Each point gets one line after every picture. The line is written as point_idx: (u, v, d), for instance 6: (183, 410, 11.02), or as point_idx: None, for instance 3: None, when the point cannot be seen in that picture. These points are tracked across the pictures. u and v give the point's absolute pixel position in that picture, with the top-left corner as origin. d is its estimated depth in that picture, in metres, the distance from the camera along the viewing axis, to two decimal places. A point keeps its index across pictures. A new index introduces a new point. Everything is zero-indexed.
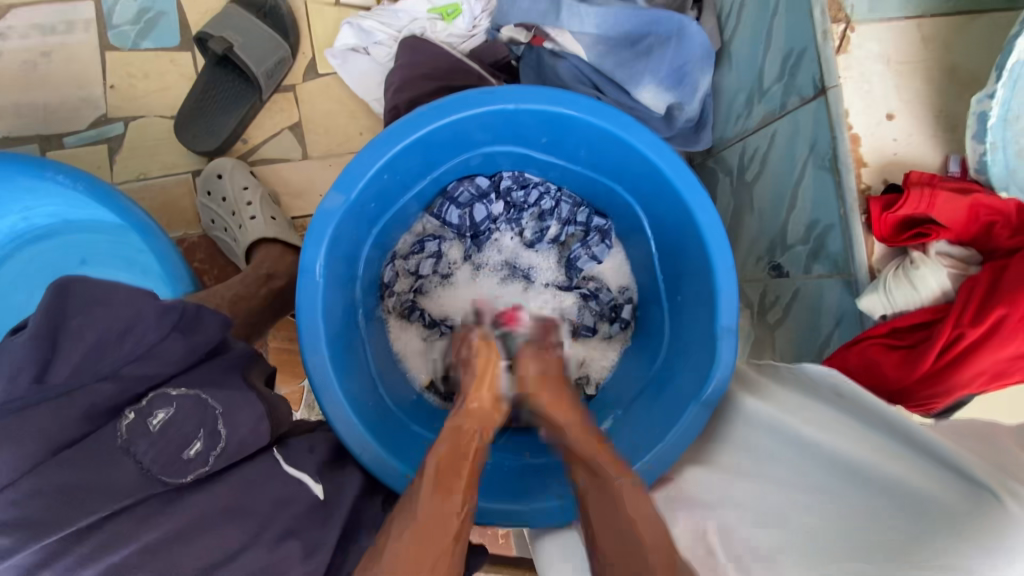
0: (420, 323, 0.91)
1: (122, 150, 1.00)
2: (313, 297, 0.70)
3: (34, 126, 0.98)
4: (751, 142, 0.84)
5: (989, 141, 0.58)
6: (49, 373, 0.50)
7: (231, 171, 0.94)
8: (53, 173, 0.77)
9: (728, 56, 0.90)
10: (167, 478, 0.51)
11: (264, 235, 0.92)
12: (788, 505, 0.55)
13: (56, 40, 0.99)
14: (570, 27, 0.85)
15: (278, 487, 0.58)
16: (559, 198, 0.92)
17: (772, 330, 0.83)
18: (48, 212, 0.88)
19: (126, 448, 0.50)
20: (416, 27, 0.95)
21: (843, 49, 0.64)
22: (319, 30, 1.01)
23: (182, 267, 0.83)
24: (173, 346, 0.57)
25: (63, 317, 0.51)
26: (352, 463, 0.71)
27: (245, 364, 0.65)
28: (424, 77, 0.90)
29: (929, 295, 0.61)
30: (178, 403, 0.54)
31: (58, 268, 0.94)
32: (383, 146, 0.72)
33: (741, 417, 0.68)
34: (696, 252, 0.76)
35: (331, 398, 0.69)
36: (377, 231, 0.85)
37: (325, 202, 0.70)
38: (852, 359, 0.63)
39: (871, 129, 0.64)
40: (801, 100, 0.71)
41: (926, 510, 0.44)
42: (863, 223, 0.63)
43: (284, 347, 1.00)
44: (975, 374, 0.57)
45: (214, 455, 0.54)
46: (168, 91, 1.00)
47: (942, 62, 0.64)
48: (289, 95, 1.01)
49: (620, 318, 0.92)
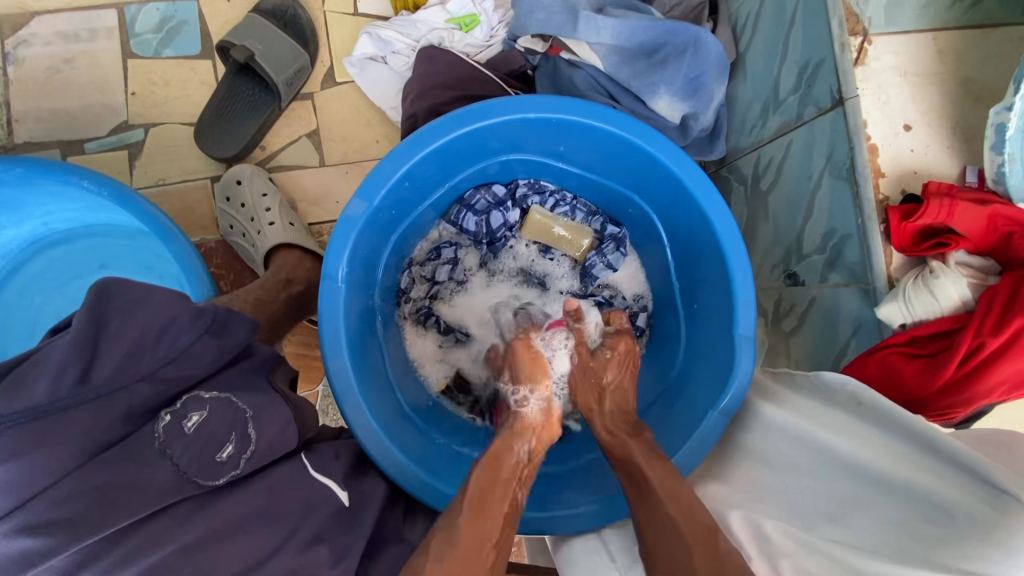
0: (435, 330, 0.91)
1: (143, 156, 1.01)
2: (334, 301, 0.71)
3: (56, 132, 1.00)
4: (766, 152, 0.85)
5: (1007, 152, 0.58)
6: (91, 374, 0.50)
7: (250, 178, 0.95)
8: (78, 177, 0.78)
9: (742, 67, 0.91)
10: (202, 480, 0.52)
11: (282, 241, 0.93)
12: (806, 511, 0.56)
13: (79, 48, 1.00)
14: (588, 38, 0.85)
15: (304, 490, 0.57)
16: (574, 205, 0.93)
17: (787, 339, 0.83)
18: (70, 217, 0.89)
19: (163, 449, 0.51)
20: (433, 37, 0.96)
21: (860, 62, 0.65)
22: (337, 39, 1.03)
23: (203, 271, 0.83)
24: (206, 349, 0.58)
25: (103, 320, 0.52)
26: (373, 468, 0.70)
27: (270, 368, 0.66)
28: (443, 86, 0.91)
29: (949, 305, 0.61)
30: (210, 406, 0.55)
31: (77, 272, 0.95)
32: (405, 154, 0.73)
33: (758, 423, 0.68)
34: (712, 259, 0.76)
35: (352, 403, 0.69)
36: (396, 238, 0.86)
37: (347, 209, 0.71)
38: (870, 368, 0.63)
39: (889, 140, 0.64)
40: (818, 110, 0.72)
41: (950, 518, 0.45)
42: (882, 232, 0.64)
43: (300, 352, 1.00)
44: (996, 383, 0.58)
45: (245, 457, 0.55)
46: (189, 99, 1.02)
47: (959, 74, 0.65)
48: (307, 103, 1.02)
49: (635, 325, 0.93)
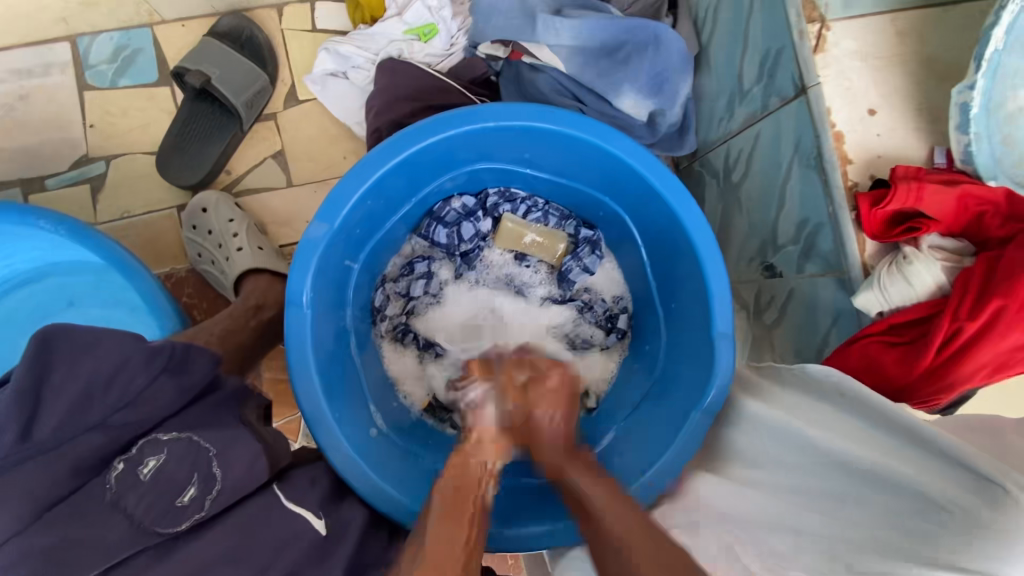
0: (414, 346, 0.89)
1: (106, 189, 0.99)
2: (303, 326, 0.69)
3: (16, 171, 0.98)
4: (735, 144, 0.84)
5: (973, 132, 0.57)
6: (33, 429, 0.49)
7: (216, 205, 0.94)
8: (36, 218, 0.77)
9: (706, 60, 0.90)
10: (162, 528, 0.50)
11: (252, 266, 0.91)
12: (795, 510, 0.55)
13: (33, 83, 0.98)
14: (547, 40, 0.84)
15: (277, 526, 0.56)
16: (546, 210, 0.92)
17: (770, 331, 0.82)
18: (32, 257, 0.88)
19: (116, 501, 0.49)
20: (393, 49, 0.95)
21: (820, 48, 0.64)
22: (297, 57, 1.01)
23: (169, 304, 0.82)
24: (162, 389, 0.56)
25: (46, 370, 0.50)
26: (351, 494, 0.69)
27: (239, 400, 0.65)
28: (405, 97, 0.89)
29: (925, 290, 0.60)
30: (168, 448, 0.53)
31: (43, 312, 0.92)
32: (368, 169, 0.71)
33: (744, 420, 0.67)
34: (688, 260, 0.75)
35: (327, 430, 0.67)
36: (366, 256, 0.84)
37: (309, 231, 0.70)
38: (853, 359, 0.62)
39: (854, 125, 0.63)
40: (782, 100, 0.71)
41: (939, 511, 0.43)
42: (853, 220, 0.63)
43: (279, 378, 0.98)
44: (978, 366, 0.56)
45: (209, 498, 0.53)
46: (148, 128, 1.00)
47: (919, 54, 0.64)
48: (271, 124, 1.01)
49: (617, 328, 0.91)
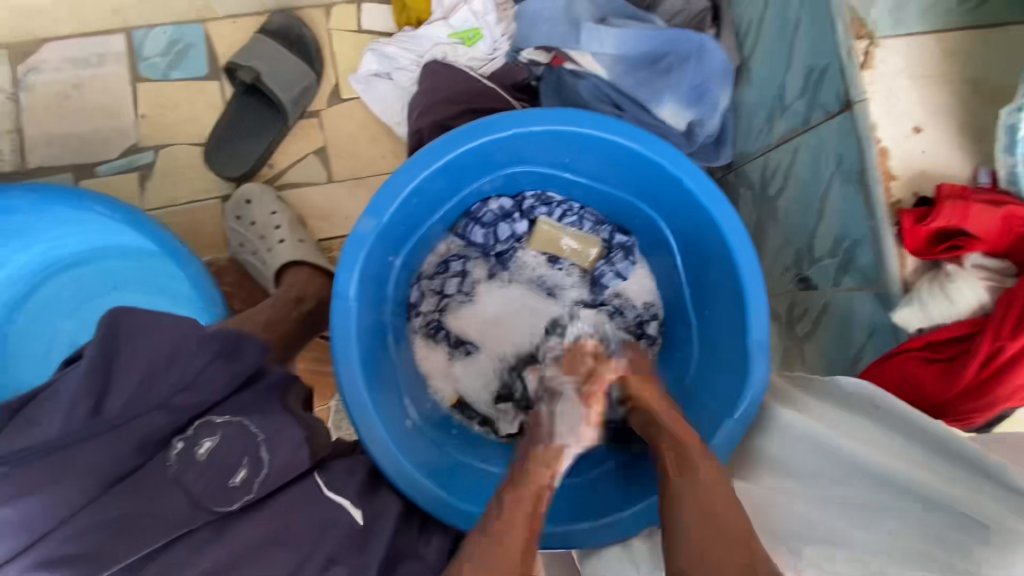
0: (445, 343, 0.91)
1: (153, 178, 1.02)
2: (346, 317, 0.71)
3: (68, 157, 1.01)
4: (774, 157, 0.85)
5: (1020, 153, 0.58)
6: (102, 406, 0.52)
7: (260, 197, 0.96)
8: (88, 203, 0.79)
9: (747, 72, 0.91)
10: (215, 505, 0.53)
11: (292, 258, 0.93)
12: (819, 516, 0.55)
13: (88, 73, 1.02)
14: (591, 48, 0.86)
15: (320, 511, 0.57)
16: (582, 215, 0.93)
17: (801, 343, 0.82)
18: (82, 240, 0.91)
19: (176, 478, 0.53)
20: (437, 52, 0.97)
21: (867, 65, 0.65)
22: (342, 56, 1.04)
23: (214, 290, 0.85)
24: (216, 374, 0.59)
25: (114, 350, 0.53)
26: (385, 484, 0.70)
27: (283, 388, 0.66)
28: (448, 100, 0.92)
29: (967, 308, 0.60)
30: (222, 431, 0.56)
31: (89, 294, 0.95)
32: (413, 170, 0.73)
33: (776, 427, 0.68)
34: (723, 268, 0.76)
35: (365, 419, 0.69)
36: (405, 253, 0.86)
37: (356, 226, 0.72)
38: (888, 373, 0.63)
39: (899, 142, 0.64)
40: (826, 114, 0.71)
41: (977, 526, 0.43)
42: (895, 235, 0.63)
43: (311, 368, 1.00)
44: (1017, 387, 0.57)
45: (258, 481, 0.56)
46: (195, 120, 1.03)
47: (965, 75, 0.64)
48: (314, 121, 1.03)
49: (646, 334, 0.92)
